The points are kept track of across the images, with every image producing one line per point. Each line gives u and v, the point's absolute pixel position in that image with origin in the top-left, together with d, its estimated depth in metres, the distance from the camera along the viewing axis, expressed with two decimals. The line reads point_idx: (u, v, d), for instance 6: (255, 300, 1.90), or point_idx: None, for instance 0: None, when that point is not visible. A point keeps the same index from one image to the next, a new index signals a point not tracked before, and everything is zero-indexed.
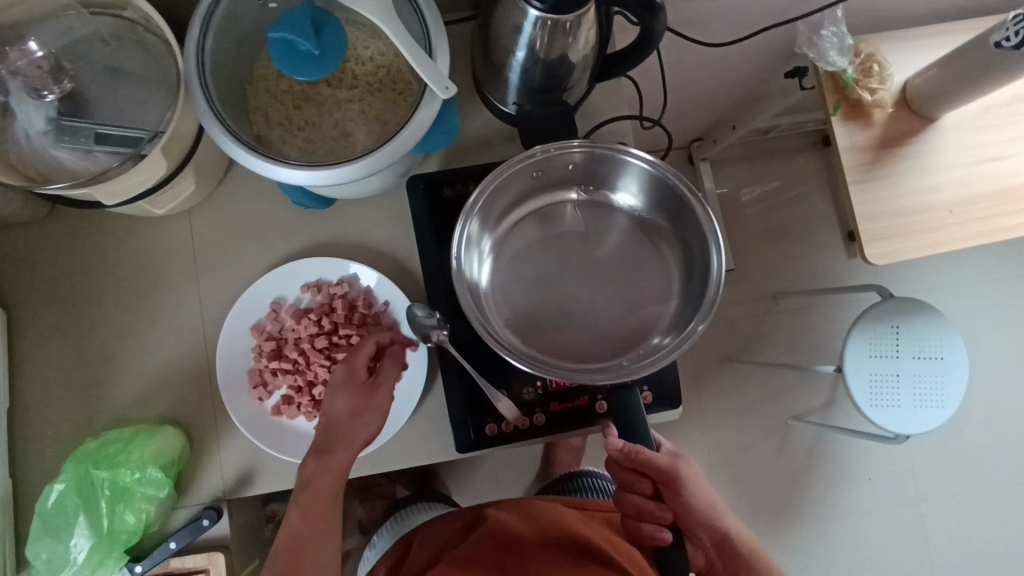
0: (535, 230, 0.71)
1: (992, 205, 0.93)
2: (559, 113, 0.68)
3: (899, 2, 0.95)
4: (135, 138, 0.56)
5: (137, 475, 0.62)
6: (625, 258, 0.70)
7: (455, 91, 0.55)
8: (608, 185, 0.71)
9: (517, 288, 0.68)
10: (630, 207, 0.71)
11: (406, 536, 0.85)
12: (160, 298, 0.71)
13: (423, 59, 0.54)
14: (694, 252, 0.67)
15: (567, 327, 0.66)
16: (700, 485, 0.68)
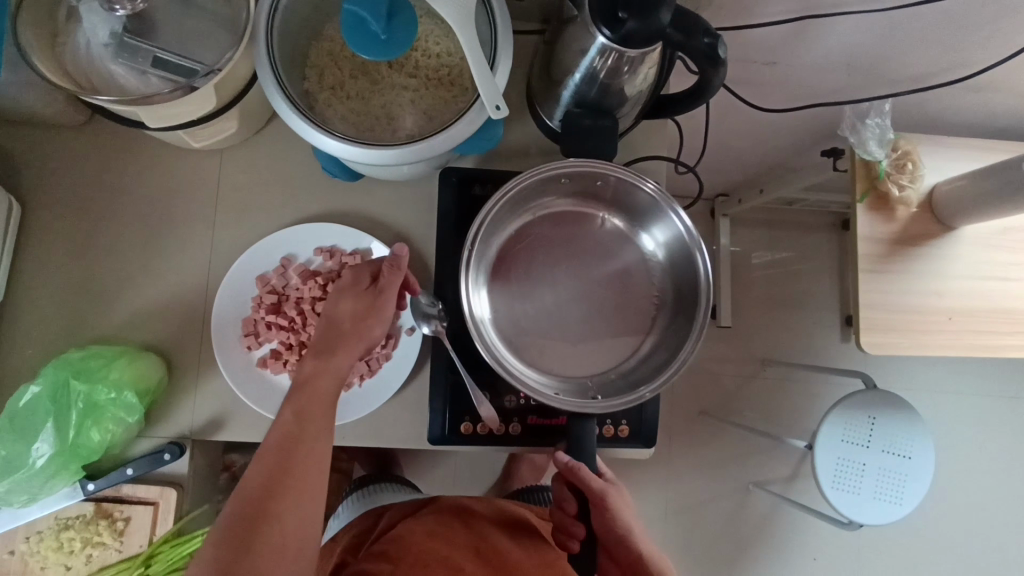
0: (550, 233, 0.72)
1: (991, 321, 0.95)
2: (602, 128, 0.67)
3: (945, 110, 0.97)
4: (190, 70, 0.58)
5: (113, 395, 0.62)
6: (626, 292, 0.71)
7: (505, 113, 0.56)
8: (630, 218, 0.72)
9: (516, 293, 0.69)
10: (647, 245, 0.72)
11: (374, 512, 0.83)
12: (174, 229, 0.71)
13: (484, 72, 0.55)
14: (687, 310, 0.67)
15: (550, 343, 0.68)
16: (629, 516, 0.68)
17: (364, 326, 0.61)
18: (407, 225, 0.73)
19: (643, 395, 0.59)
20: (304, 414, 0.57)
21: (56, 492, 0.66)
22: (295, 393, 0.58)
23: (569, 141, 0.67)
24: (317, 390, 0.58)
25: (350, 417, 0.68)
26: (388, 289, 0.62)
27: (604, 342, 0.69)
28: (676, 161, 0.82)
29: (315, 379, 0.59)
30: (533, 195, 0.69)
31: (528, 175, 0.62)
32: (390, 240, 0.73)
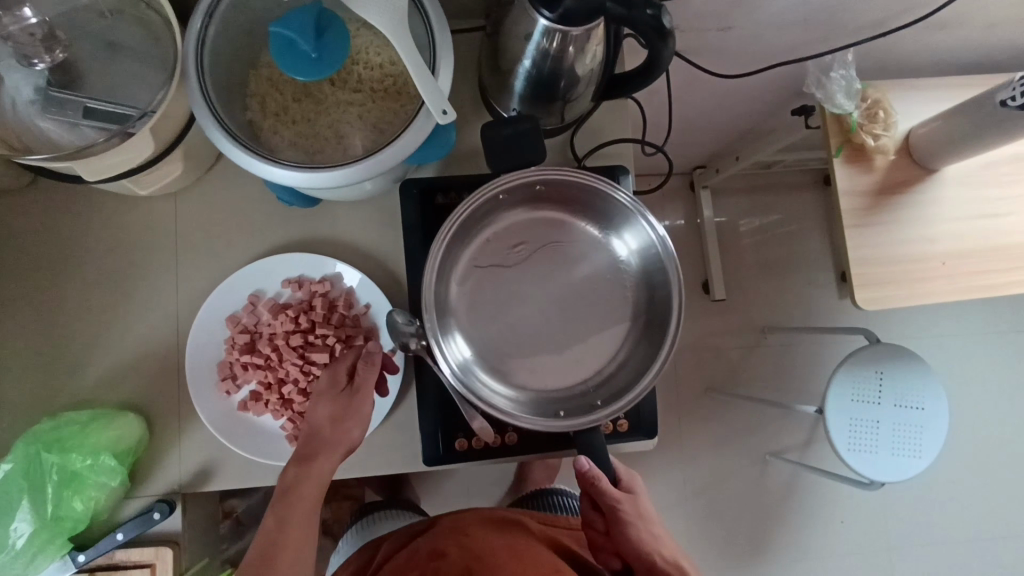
0: (516, 239, 0.70)
1: (986, 259, 0.93)
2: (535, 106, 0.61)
3: (911, 51, 0.95)
4: (124, 115, 0.54)
5: (90, 461, 0.61)
6: (599, 299, 0.69)
7: (452, 116, 0.53)
8: (600, 221, 0.69)
9: (486, 310, 0.68)
10: (618, 249, 0.69)
11: (373, 544, 0.81)
12: (136, 281, 0.69)
13: (427, 79, 0.53)
14: (659, 316, 0.65)
15: (523, 357, 0.67)
16: (645, 523, 0.65)
17: (343, 429, 0.61)
18: (374, 244, 0.71)
19: (618, 410, 0.59)
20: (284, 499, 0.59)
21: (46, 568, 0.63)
22: (278, 500, 0.59)
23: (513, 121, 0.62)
24: (303, 497, 0.59)
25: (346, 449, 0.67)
26: (363, 389, 0.62)
27: (581, 353, 0.67)
28: (642, 141, 0.79)
29: (298, 488, 0.60)
30: (490, 210, 0.66)
31: (477, 195, 0.61)
32: (358, 262, 0.70)
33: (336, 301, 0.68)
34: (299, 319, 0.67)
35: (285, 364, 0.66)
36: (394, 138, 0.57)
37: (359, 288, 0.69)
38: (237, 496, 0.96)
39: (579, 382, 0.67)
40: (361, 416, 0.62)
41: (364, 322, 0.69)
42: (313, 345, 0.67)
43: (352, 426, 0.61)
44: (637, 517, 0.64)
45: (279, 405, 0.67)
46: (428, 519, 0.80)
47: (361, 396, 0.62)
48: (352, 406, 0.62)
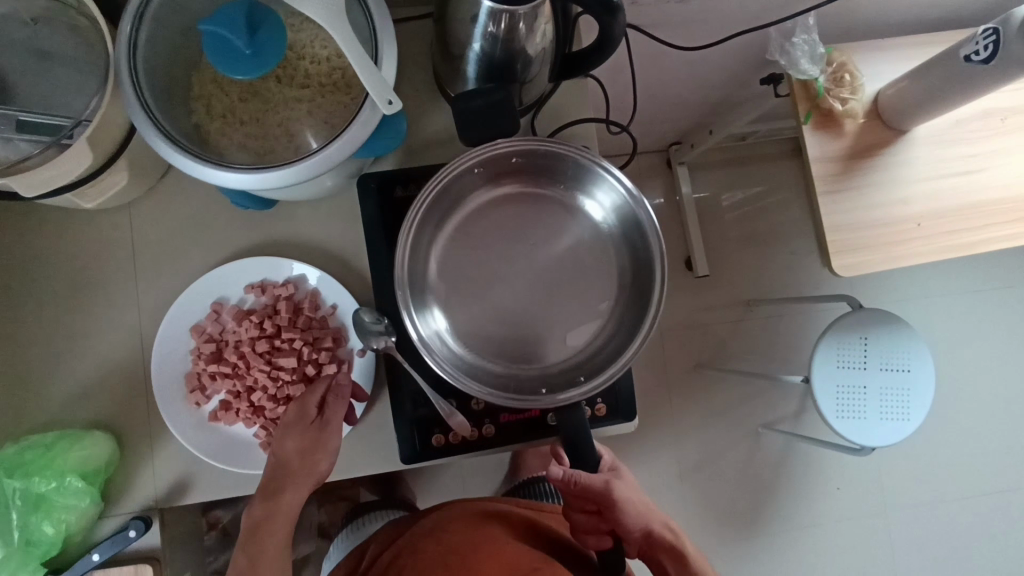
0: (494, 214, 0.66)
1: (962, 217, 0.92)
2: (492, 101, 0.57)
3: (875, 11, 0.93)
4: (56, 127, 0.53)
5: (55, 484, 0.60)
6: (575, 275, 0.65)
7: (399, 105, 0.52)
8: (577, 189, 0.65)
9: (465, 290, 0.64)
10: (599, 215, 0.65)
11: (358, 548, 0.80)
12: (95, 297, 0.67)
13: (368, 69, 0.51)
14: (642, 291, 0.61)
15: (507, 336, 0.63)
16: (635, 497, 0.67)
17: (312, 461, 0.61)
18: (337, 242, 0.69)
19: (599, 385, 0.55)
20: (255, 531, 0.63)
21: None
22: (249, 537, 0.63)
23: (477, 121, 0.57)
24: (273, 536, 0.63)
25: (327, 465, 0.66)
26: (330, 424, 0.62)
27: (567, 332, 0.63)
28: (606, 119, 0.78)
29: (269, 521, 0.63)
30: (460, 189, 0.63)
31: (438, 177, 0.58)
32: (321, 262, 0.69)
33: (301, 304, 0.67)
34: (264, 333, 0.66)
35: (255, 376, 0.65)
36: (341, 133, 0.55)
37: (323, 288, 0.67)
38: (223, 507, 0.96)
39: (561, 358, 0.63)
40: (328, 448, 0.62)
41: (332, 323, 0.68)
42: (280, 351, 0.66)
43: (319, 458, 0.62)
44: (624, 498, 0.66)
45: (250, 413, 0.66)
46: (411, 518, 0.79)
47: (327, 431, 0.62)
48: (318, 439, 0.61)
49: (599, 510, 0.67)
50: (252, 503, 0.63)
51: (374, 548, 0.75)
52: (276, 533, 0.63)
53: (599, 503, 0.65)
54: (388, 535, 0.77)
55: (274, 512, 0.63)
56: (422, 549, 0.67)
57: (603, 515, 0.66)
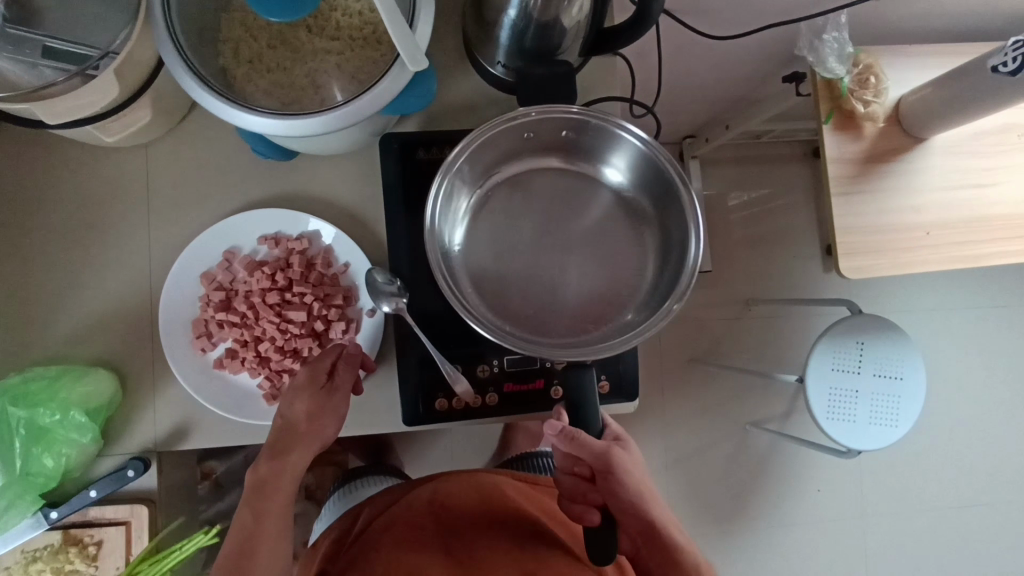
0: (509, 195, 0.65)
1: (971, 230, 0.93)
2: (559, 73, 0.63)
3: (905, 16, 0.93)
4: (84, 56, 0.52)
5: (59, 417, 0.59)
6: (603, 239, 0.64)
7: (425, 67, 0.51)
8: (588, 157, 0.65)
9: (492, 257, 0.62)
10: (615, 180, 0.65)
11: (354, 509, 0.80)
12: (107, 235, 0.66)
13: (400, 26, 0.49)
14: (673, 266, 0.60)
15: (536, 304, 0.61)
16: (635, 472, 0.64)
17: (320, 424, 0.61)
18: (355, 200, 0.69)
19: (627, 342, 0.54)
20: (261, 489, 0.60)
21: (17, 526, 0.62)
22: (254, 494, 0.60)
23: (526, 90, 0.64)
24: (278, 500, 0.60)
25: None
26: (341, 388, 0.62)
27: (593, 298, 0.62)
28: (630, 100, 0.77)
29: (275, 482, 0.60)
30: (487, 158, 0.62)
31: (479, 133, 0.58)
32: (337, 219, 0.69)
33: (314, 259, 0.67)
34: (275, 284, 0.66)
35: (264, 325, 0.65)
36: (369, 86, 0.55)
37: (336, 245, 0.67)
38: (216, 459, 0.96)
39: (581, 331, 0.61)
40: (336, 411, 0.62)
41: (343, 281, 0.67)
42: (290, 304, 0.66)
43: (327, 422, 0.62)
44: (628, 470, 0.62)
45: (255, 363, 0.65)
46: (403, 486, 0.79)
47: (337, 394, 0.62)
48: (328, 402, 0.61)
49: (591, 476, 0.66)
50: (259, 460, 0.61)
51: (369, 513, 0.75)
52: (283, 491, 0.61)
53: (594, 468, 0.63)
54: (382, 500, 0.76)
55: (283, 472, 0.61)
56: (422, 525, 0.68)
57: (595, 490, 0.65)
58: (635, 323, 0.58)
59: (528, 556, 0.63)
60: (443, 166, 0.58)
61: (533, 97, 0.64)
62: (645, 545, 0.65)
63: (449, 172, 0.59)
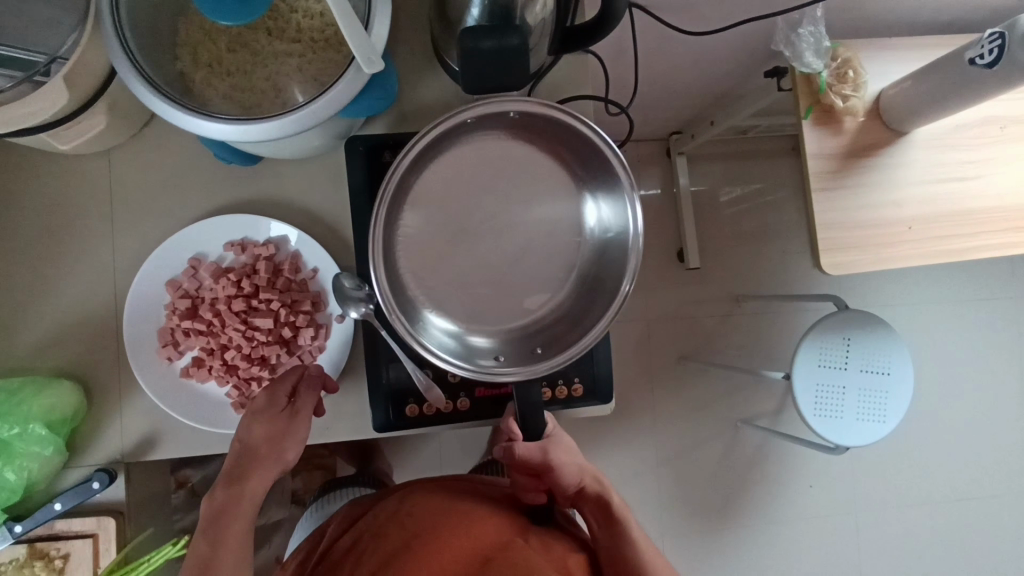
0: (465, 167, 0.64)
1: (953, 223, 0.92)
2: (513, 49, 0.52)
3: (884, 9, 0.92)
4: (30, 62, 0.51)
5: (19, 429, 0.59)
6: (551, 242, 0.66)
7: (381, 66, 0.50)
8: (560, 148, 0.64)
9: (438, 239, 0.65)
10: (579, 187, 0.65)
11: (319, 529, 0.79)
12: (71, 244, 0.66)
13: (354, 25, 0.49)
14: (608, 281, 0.62)
15: (475, 295, 0.65)
16: (574, 459, 0.64)
17: (279, 448, 0.60)
18: (322, 205, 0.68)
19: (562, 361, 0.55)
20: (220, 514, 0.57)
21: None
22: (209, 523, 0.57)
23: (471, 61, 0.52)
24: (236, 528, 0.57)
25: None
26: (302, 411, 0.61)
27: (529, 299, 0.66)
28: (601, 99, 0.76)
29: (232, 509, 0.58)
30: (450, 134, 0.61)
31: (431, 126, 0.56)
32: (304, 223, 0.68)
33: (281, 265, 0.66)
34: (240, 293, 0.65)
35: (230, 332, 0.64)
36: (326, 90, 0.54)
37: (304, 250, 0.66)
38: (193, 467, 0.95)
39: (523, 321, 0.65)
40: (298, 435, 0.61)
41: (312, 287, 0.67)
42: (257, 311, 0.65)
43: (289, 446, 0.60)
44: (566, 457, 0.63)
45: (223, 371, 0.64)
46: (371, 500, 0.77)
47: (300, 416, 0.61)
48: (289, 427, 0.60)
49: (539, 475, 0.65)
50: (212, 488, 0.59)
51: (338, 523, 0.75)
52: (240, 518, 0.58)
53: (538, 470, 0.63)
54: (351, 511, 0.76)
55: (241, 496, 0.58)
56: (384, 534, 0.64)
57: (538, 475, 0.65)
58: (561, 345, 0.61)
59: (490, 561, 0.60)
60: (394, 160, 0.55)
61: (476, 67, 0.53)
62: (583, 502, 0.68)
63: (402, 160, 0.56)
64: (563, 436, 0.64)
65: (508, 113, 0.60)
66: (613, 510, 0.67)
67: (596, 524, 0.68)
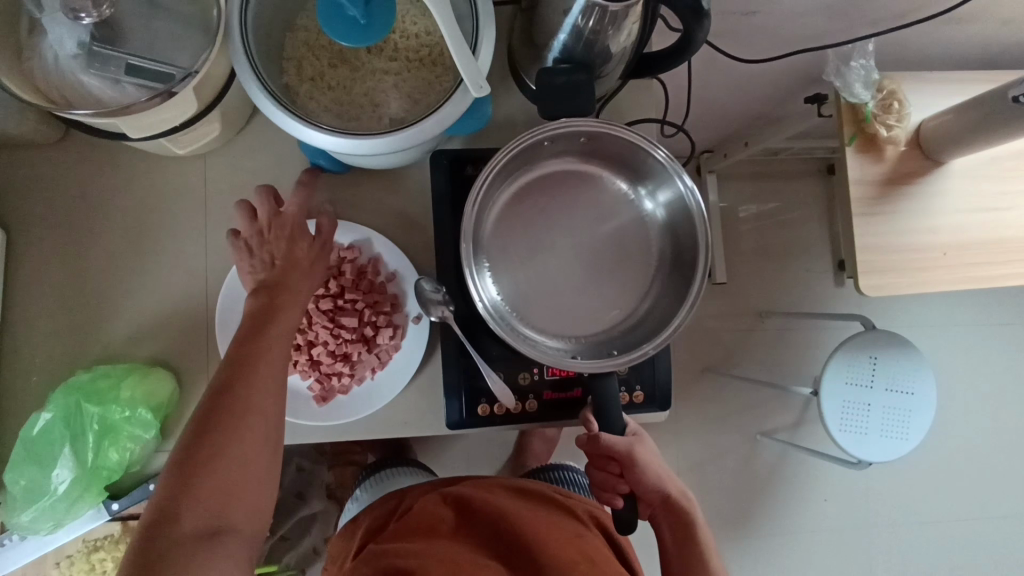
0: (541, 190, 0.70)
1: (984, 252, 0.96)
2: (580, 81, 0.61)
3: (926, 44, 0.96)
4: (168, 75, 0.54)
5: (127, 413, 0.63)
6: (624, 254, 0.70)
7: (488, 92, 0.52)
8: (628, 173, 0.70)
9: (516, 254, 0.68)
10: (648, 207, 0.70)
11: (394, 494, 0.80)
12: (167, 239, 0.69)
13: (464, 52, 0.51)
14: (680, 286, 0.66)
15: (553, 305, 0.68)
16: (656, 462, 0.69)
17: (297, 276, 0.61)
18: (405, 212, 0.72)
19: (634, 358, 0.60)
20: (238, 375, 0.53)
21: (85, 511, 0.68)
22: (233, 370, 0.53)
23: (548, 96, 0.62)
24: (264, 389, 0.53)
25: (365, 411, 0.69)
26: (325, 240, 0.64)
27: (605, 309, 0.68)
28: (661, 122, 0.80)
29: (257, 358, 0.54)
30: (530, 156, 0.67)
31: (512, 146, 0.61)
32: (387, 228, 0.72)
33: (364, 268, 0.70)
34: (282, 222, 0.62)
35: (274, 252, 0.61)
36: (430, 111, 0.57)
37: (387, 256, 0.70)
38: None
39: (599, 330, 0.68)
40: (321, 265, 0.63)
41: (391, 289, 0.71)
42: (342, 310, 0.69)
43: (314, 274, 0.62)
44: (651, 458, 0.68)
45: (307, 366, 0.68)
46: (450, 479, 0.80)
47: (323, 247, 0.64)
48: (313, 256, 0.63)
49: (621, 472, 0.68)
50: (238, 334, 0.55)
51: (415, 492, 0.77)
52: (264, 373, 0.54)
53: (621, 463, 0.67)
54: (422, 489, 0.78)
55: (262, 354, 0.55)
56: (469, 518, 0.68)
57: (623, 473, 0.68)
58: (635, 344, 0.64)
59: (574, 548, 0.63)
60: (487, 166, 0.61)
61: (552, 104, 0.62)
62: (662, 514, 0.71)
63: (492, 168, 0.61)
64: (647, 437, 0.69)
65: (579, 138, 0.66)
66: (691, 525, 0.70)
67: (672, 538, 0.71)
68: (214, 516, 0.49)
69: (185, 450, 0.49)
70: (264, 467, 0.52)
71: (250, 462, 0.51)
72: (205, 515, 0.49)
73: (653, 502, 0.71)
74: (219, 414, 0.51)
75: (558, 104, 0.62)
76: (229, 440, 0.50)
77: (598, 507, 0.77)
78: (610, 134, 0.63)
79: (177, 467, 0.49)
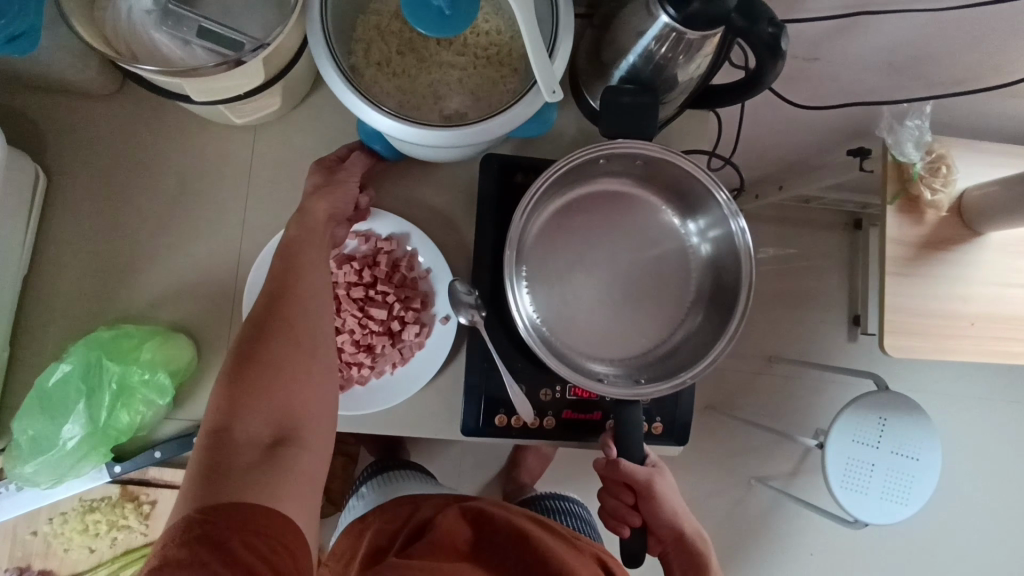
0: (587, 208, 0.69)
1: (1009, 327, 0.96)
2: (645, 103, 0.61)
3: (978, 112, 0.96)
4: (239, 44, 0.54)
5: (146, 377, 0.61)
6: (663, 282, 0.69)
7: (560, 98, 0.52)
8: (678, 203, 0.69)
9: (556, 269, 0.68)
10: (693, 240, 0.70)
11: (405, 500, 0.79)
12: (205, 206, 0.68)
13: (543, 60, 0.50)
14: (716, 323, 0.65)
15: (587, 324, 0.67)
16: (673, 498, 0.67)
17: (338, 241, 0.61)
18: (448, 209, 0.72)
19: (665, 389, 0.58)
20: (274, 298, 0.56)
21: (86, 470, 0.67)
22: (272, 296, 0.56)
23: (610, 115, 0.61)
24: (300, 306, 0.56)
25: (379, 407, 0.67)
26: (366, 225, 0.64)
27: (637, 336, 0.67)
28: (710, 154, 0.80)
29: (294, 282, 0.57)
30: (584, 172, 0.66)
31: (570, 159, 0.60)
32: (426, 224, 0.71)
33: (399, 261, 0.69)
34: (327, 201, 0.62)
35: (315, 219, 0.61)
36: (499, 109, 0.57)
37: (423, 252, 0.69)
38: None
39: (628, 357, 0.67)
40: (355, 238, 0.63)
41: (422, 286, 0.70)
42: (372, 301, 0.68)
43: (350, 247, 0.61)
44: (668, 493, 0.66)
45: None
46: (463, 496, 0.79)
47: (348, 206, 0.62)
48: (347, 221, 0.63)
49: (635, 503, 0.67)
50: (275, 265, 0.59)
51: (426, 505, 0.76)
52: (302, 293, 0.57)
53: (637, 493, 0.66)
54: (433, 502, 0.77)
55: (298, 276, 0.57)
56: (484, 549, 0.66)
57: (637, 502, 0.67)
58: (665, 376, 0.63)
59: None
60: (544, 172, 0.60)
61: (614, 121, 0.61)
62: (674, 554, 0.70)
63: (549, 177, 0.60)
64: (666, 470, 0.68)
65: (636, 161, 0.65)
66: (703, 568, 0.69)
67: None
68: (269, 427, 0.51)
69: (230, 377, 0.52)
70: (314, 375, 0.54)
71: (294, 379, 0.53)
72: (259, 432, 0.51)
73: (664, 538, 0.69)
74: (261, 342, 0.53)
75: (620, 123, 0.61)
76: (273, 363, 0.53)
77: (604, 552, 0.73)
78: (668, 162, 0.63)
79: (226, 394, 0.52)
